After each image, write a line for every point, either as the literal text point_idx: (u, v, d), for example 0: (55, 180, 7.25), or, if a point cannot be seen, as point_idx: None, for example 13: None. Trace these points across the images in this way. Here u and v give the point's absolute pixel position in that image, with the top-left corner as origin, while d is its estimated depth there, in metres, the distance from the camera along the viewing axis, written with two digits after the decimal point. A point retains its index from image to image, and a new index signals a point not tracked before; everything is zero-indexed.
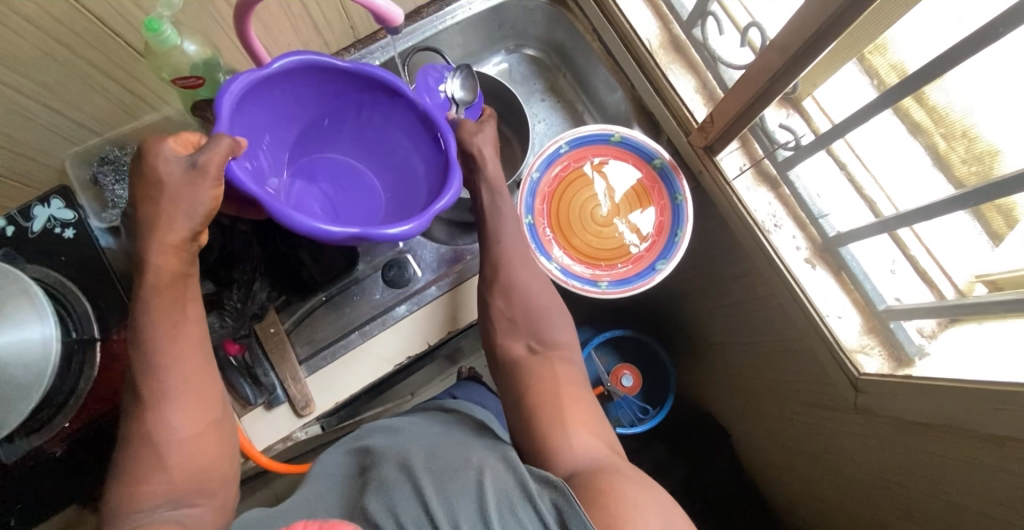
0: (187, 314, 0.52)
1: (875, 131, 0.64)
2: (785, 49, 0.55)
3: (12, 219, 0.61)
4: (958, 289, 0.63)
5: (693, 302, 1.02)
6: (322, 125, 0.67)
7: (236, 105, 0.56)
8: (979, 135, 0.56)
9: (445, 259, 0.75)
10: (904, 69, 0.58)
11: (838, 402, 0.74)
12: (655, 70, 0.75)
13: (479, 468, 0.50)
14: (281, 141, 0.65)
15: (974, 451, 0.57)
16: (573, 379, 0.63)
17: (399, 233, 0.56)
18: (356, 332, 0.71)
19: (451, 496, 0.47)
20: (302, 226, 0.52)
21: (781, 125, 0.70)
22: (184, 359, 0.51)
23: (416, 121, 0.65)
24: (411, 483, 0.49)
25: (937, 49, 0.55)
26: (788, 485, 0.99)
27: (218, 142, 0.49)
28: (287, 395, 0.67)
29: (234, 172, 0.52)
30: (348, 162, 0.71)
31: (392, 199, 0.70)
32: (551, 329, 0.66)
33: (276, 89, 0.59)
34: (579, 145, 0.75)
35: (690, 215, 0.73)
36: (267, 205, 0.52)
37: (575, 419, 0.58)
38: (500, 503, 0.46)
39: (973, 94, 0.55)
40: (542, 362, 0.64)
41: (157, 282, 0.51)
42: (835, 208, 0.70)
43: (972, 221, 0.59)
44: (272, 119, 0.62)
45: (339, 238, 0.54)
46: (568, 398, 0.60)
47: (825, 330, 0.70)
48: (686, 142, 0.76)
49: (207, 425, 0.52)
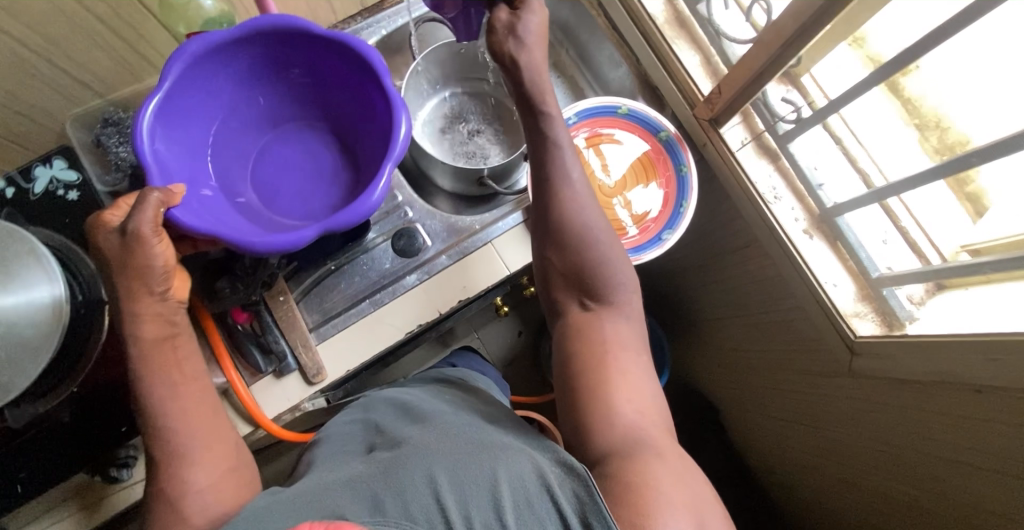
0: (184, 374, 0.53)
1: (865, 104, 0.69)
2: (798, 14, 0.56)
3: (12, 180, 0.60)
4: (943, 257, 0.67)
5: (689, 279, 1.05)
6: (259, 101, 0.68)
7: (157, 136, 0.59)
8: (951, 125, 0.63)
9: (454, 229, 0.76)
10: (881, 59, 0.65)
11: (829, 367, 0.77)
12: (661, 43, 0.76)
13: (494, 456, 0.46)
14: (233, 142, 0.69)
15: (970, 405, 0.60)
16: (625, 345, 0.57)
17: (362, 205, 0.56)
18: (366, 301, 0.71)
19: (465, 486, 0.43)
20: (267, 246, 0.55)
21: (782, 99, 0.72)
22: (187, 409, 0.52)
23: (338, 57, 0.64)
24: (424, 468, 0.45)
25: (910, 37, 0.61)
26: (774, 455, 1.04)
27: (145, 199, 0.51)
28: (298, 363, 0.67)
29: (177, 217, 0.54)
30: (308, 123, 0.72)
31: (364, 147, 0.70)
32: (604, 284, 0.59)
33: (190, 97, 0.61)
34: (588, 117, 0.77)
35: (694, 185, 0.75)
36: (222, 238, 0.55)
37: (623, 391, 0.53)
38: (516, 496, 0.43)
39: (944, 79, 0.62)
40: (593, 319, 0.59)
41: (143, 350, 0.52)
42: (830, 179, 0.73)
43: (948, 191, 0.65)
44: (208, 122, 0.65)
45: (305, 236, 0.56)
46: (619, 370, 0.55)
47: (823, 295, 0.72)
48: (691, 115, 0.78)
49: (227, 467, 0.51)
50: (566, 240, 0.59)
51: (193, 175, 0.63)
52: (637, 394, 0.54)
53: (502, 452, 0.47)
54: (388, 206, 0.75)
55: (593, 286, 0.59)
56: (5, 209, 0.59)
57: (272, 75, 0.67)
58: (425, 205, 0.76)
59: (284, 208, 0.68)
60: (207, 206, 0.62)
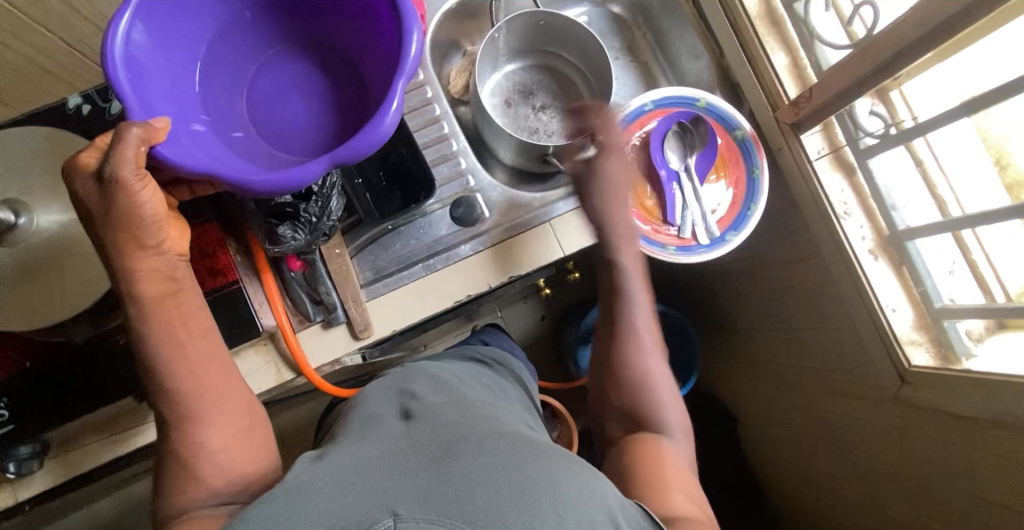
0: (191, 332, 0.52)
1: (954, 131, 0.67)
2: (921, 22, 0.54)
3: (89, 97, 0.59)
4: (1008, 295, 0.65)
5: (732, 285, 1.04)
6: (244, 17, 0.60)
7: (137, 57, 0.51)
8: (1012, 166, 0.62)
9: (513, 203, 0.75)
10: (952, 94, 0.64)
11: (873, 393, 0.76)
12: (751, 38, 0.73)
13: (550, 467, 0.44)
14: (224, 71, 0.60)
15: (1021, 449, 0.58)
16: (682, 466, 0.56)
17: (379, 133, 0.49)
18: (419, 265, 0.70)
19: (524, 494, 0.40)
20: (268, 183, 0.48)
21: (870, 113, 0.70)
22: (204, 371, 0.52)
23: None
24: (482, 469, 0.41)
25: (996, 75, 0.60)
26: (789, 472, 1.04)
27: (124, 138, 0.45)
28: (346, 317, 0.67)
29: (166, 155, 0.48)
30: (304, 48, 0.64)
31: (371, 69, 0.62)
32: (659, 405, 0.60)
33: (169, 10, 0.53)
34: (664, 106, 0.74)
35: (765, 190, 0.72)
36: (223, 176, 0.48)
37: (677, 486, 0.52)
38: (579, 516, 0.40)
39: (1015, 125, 0.62)
40: (644, 438, 0.58)
41: (146, 308, 0.51)
42: (908, 201, 0.71)
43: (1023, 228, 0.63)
44: (193, 44, 0.57)
45: (316, 171, 0.49)
46: (674, 471, 0.54)
47: (882, 320, 0.71)
48: (771, 117, 0.75)
49: (241, 427, 0.53)
50: (618, 372, 0.62)
51: (181, 106, 0.55)
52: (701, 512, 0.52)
53: (552, 465, 0.44)
54: (450, 171, 0.75)
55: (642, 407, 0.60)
56: (80, 127, 0.58)
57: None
58: (487, 175, 0.75)
59: (291, 142, 0.61)
60: (200, 141, 0.54)
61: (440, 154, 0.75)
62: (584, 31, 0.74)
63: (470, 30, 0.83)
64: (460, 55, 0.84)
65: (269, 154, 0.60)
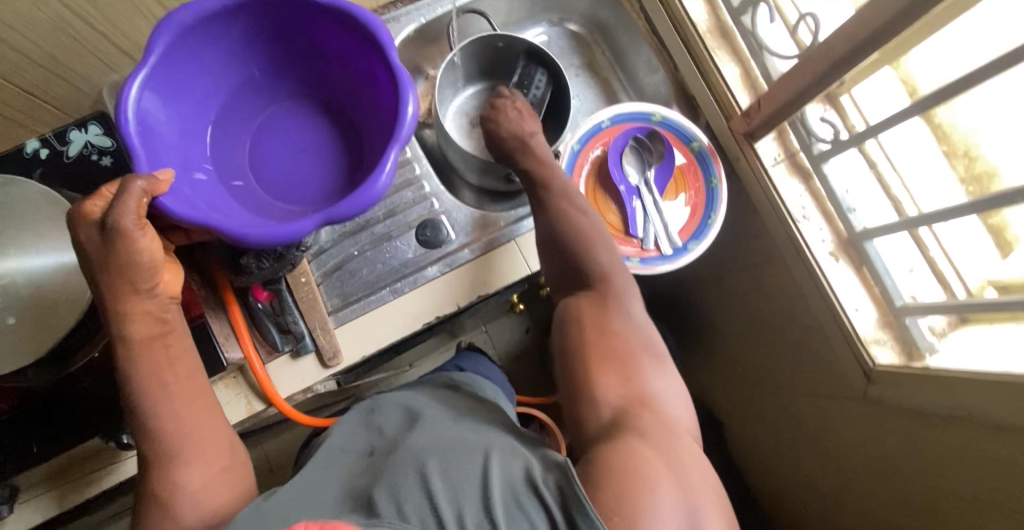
0: (177, 374, 0.53)
1: (904, 131, 0.69)
2: (852, 36, 0.56)
3: (46, 141, 0.59)
4: (969, 290, 0.67)
5: (705, 291, 1.05)
6: (253, 77, 0.64)
7: (149, 113, 0.55)
8: (979, 156, 0.63)
9: (479, 223, 0.76)
10: (915, 85, 0.66)
11: (844, 393, 0.77)
12: (702, 52, 0.76)
13: (483, 451, 0.48)
14: (228, 124, 0.64)
15: (984, 441, 0.59)
16: (623, 335, 0.63)
17: (368, 193, 0.52)
18: (387, 289, 0.71)
19: (456, 482, 0.44)
20: (263, 238, 0.51)
21: (821, 118, 0.71)
22: (183, 409, 0.53)
23: (341, 28, 0.60)
24: (416, 464, 0.47)
25: (948, 72, 0.62)
26: (775, 474, 1.04)
27: (129, 190, 0.48)
28: (315, 345, 0.67)
29: (168, 205, 0.50)
30: (307, 103, 0.67)
31: (368, 125, 0.66)
32: (600, 273, 0.67)
33: (183, 70, 0.58)
34: (621, 121, 0.76)
35: (724, 198, 0.74)
36: (216, 228, 0.51)
37: (606, 368, 0.59)
38: (505, 494, 0.44)
39: (977, 117, 0.63)
40: (591, 309, 0.65)
41: (133, 349, 0.51)
42: (862, 204, 0.72)
43: (980, 226, 0.65)
44: (202, 100, 0.61)
45: (304, 227, 0.52)
46: (606, 351, 0.60)
47: (845, 320, 0.72)
48: (726, 128, 0.77)
49: (223, 467, 0.53)
50: (554, 247, 0.68)
51: (185, 156, 0.59)
52: (654, 377, 0.60)
53: (492, 451, 0.49)
54: (414, 195, 0.76)
55: (586, 279, 0.67)
56: (38, 171, 0.59)
57: (266, 48, 0.62)
58: (451, 198, 0.76)
59: (286, 191, 0.64)
60: (200, 190, 0.58)
61: (403, 179, 0.76)
62: (540, 52, 0.75)
63: (431, 55, 0.84)
64: (421, 80, 0.84)
65: (264, 203, 0.63)
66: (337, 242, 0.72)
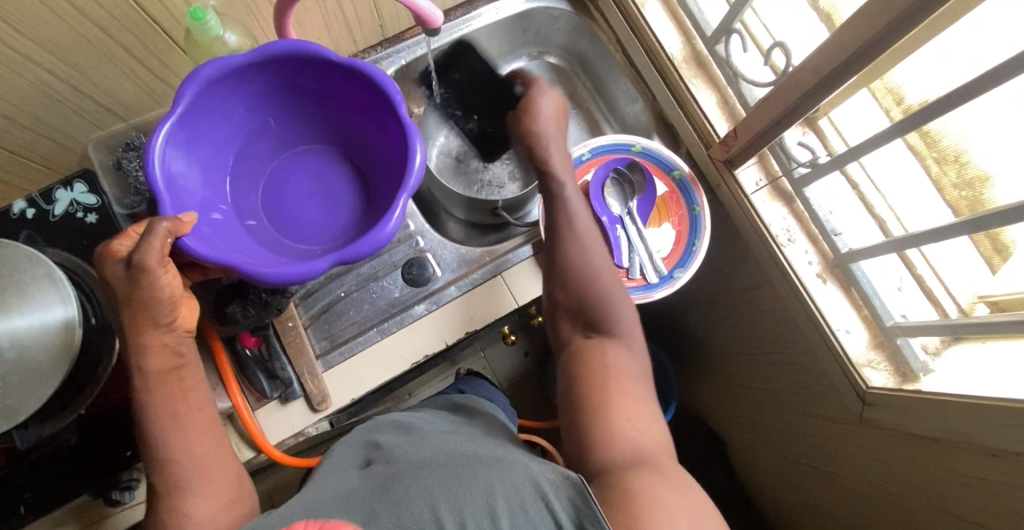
0: (189, 404, 0.52)
1: (887, 155, 0.66)
2: (819, 68, 0.56)
3: (34, 202, 0.62)
4: (960, 307, 0.64)
5: (698, 312, 1.05)
6: (269, 126, 0.66)
7: (171, 163, 0.56)
8: (970, 161, 0.59)
9: (465, 259, 0.76)
10: (901, 93, 0.62)
11: (841, 415, 0.76)
12: (678, 82, 0.77)
13: (486, 464, 0.47)
14: (244, 169, 0.65)
15: (987, 469, 0.58)
16: (636, 383, 0.58)
17: (383, 232, 0.54)
18: (374, 329, 0.71)
19: (461, 495, 0.44)
20: (277, 277, 0.53)
21: (799, 142, 0.72)
22: (191, 439, 0.51)
23: (359, 84, 0.62)
24: (420, 480, 0.45)
25: (937, 86, 0.58)
26: (780, 495, 1.02)
27: (154, 229, 0.49)
28: (304, 390, 0.67)
29: (188, 246, 0.52)
30: (319, 150, 0.69)
31: (377, 173, 0.68)
32: (610, 311, 0.62)
33: (206, 122, 0.59)
34: (601, 153, 0.77)
35: (707, 225, 0.74)
36: (238, 268, 0.53)
37: (620, 413, 0.55)
38: (511, 503, 0.43)
39: (969, 126, 0.58)
40: (596, 345, 0.61)
41: (146, 384, 0.51)
42: (847, 227, 0.72)
43: (969, 247, 0.62)
44: (221, 147, 0.62)
45: (320, 267, 0.54)
46: (617, 393, 0.57)
47: (835, 343, 0.71)
48: (706, 155, 0.78)
49: (232, 499, 0.51)
50: (564, 272, 0.64)
51: (203, 200, 0.60)
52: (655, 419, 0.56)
53: (494, 462, 0.47)
54: (400, 235, 0.76)
55: (596, 319, 0.62)
56: (26, 229, 0.61)
57: (285, 100, 0.64)
58: (436, 235, 0.77)
59: (298, 234, 0.66)
60: (219, 231, 0.59)
61: None
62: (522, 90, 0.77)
63: (414, 93, 0.85)
64: None
65: (277, 245, 0.64)
66: (324, 284, 0.73)
